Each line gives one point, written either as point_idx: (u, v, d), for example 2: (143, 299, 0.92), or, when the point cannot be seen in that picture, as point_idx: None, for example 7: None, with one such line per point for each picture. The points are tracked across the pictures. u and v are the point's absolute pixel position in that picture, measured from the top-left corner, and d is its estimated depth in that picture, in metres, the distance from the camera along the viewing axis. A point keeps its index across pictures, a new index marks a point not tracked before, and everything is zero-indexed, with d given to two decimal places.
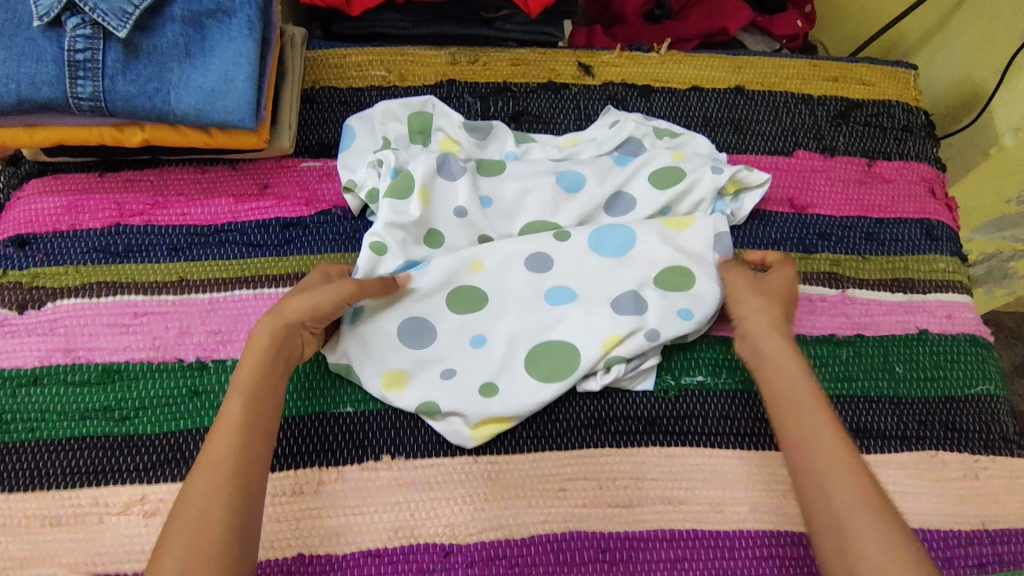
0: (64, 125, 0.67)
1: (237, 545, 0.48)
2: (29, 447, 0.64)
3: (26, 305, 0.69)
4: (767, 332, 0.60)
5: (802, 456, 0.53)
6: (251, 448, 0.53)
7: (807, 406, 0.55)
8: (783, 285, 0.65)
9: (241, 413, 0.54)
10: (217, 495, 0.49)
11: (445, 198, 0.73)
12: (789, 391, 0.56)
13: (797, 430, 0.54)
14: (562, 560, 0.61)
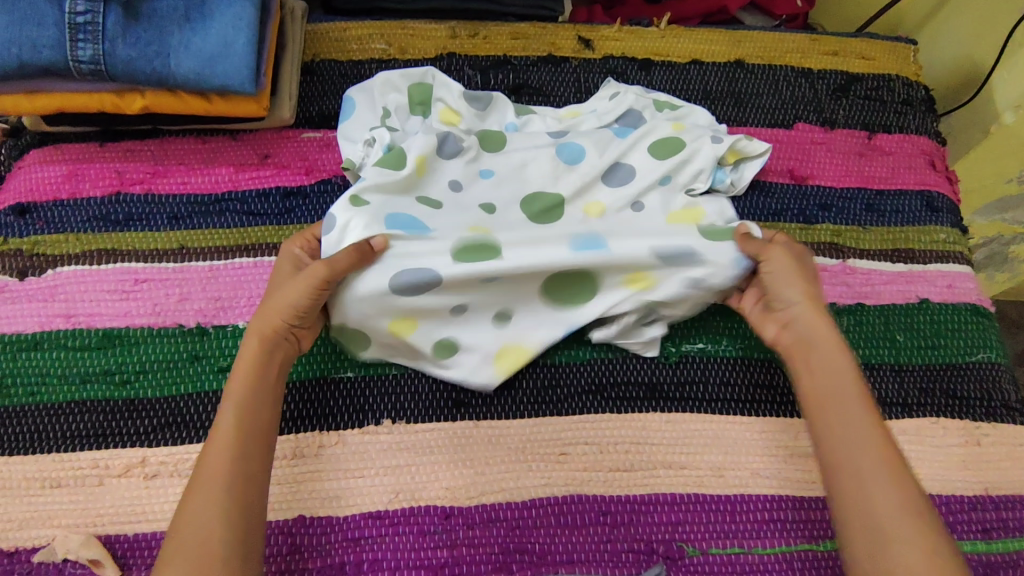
0: (64, 91, 0.68)
1: (238, 558, 0.50)
2: (30, 411, 0.64)
3: (26, 271, 0.69)
4: (817, 324, 0.60)
5: (846, 457, 0.54)
6: (245, 458, 0.54)
7: (851, 409, 0.56)
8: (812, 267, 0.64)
9: (235, 427, 0.55)
10: (215, 510, 0.51)
11: (443, 170, 0.71)
12: (835, 390, 0.57)
13: (835, 429, 0.56)
14: (562, 524, 0.61)
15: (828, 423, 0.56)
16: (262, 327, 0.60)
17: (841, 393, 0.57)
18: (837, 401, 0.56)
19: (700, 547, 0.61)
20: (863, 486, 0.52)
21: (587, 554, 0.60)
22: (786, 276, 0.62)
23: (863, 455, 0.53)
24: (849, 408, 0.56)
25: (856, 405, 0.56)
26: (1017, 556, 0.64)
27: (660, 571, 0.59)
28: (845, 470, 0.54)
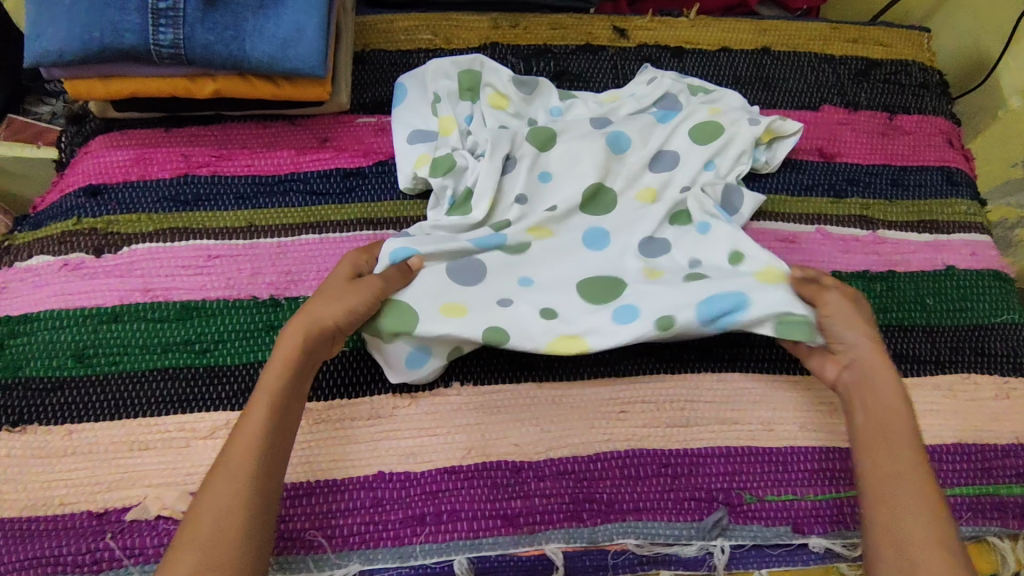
0: (139, 77, 0.71)
1: (251, 551, 0.51)
2: (113, 379, 0.66)
3: (102, 249, 0.72)
4: (874, 366, 0.62)
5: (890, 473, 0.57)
6: (269, 452, 0.56)
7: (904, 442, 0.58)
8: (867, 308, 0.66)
9: (259, 420, 0.56)
10: (234, 501, 0.52)
11: (506, 184, 0.76)
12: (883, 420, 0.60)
13: (877, 454, 0.59)
14: (628, 475, 0.65)
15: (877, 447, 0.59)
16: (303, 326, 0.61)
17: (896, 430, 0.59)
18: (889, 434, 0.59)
19: (756, 495, 0.65)
20: (904, 512, 0.55)
21: (653, 502, 0.64)
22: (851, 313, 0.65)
23: (909, 485, 0.56)
24: (903, 442, 0.58)
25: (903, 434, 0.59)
26: None
27: (723, 515, 0.63)
28: (885, 491, 0.57)
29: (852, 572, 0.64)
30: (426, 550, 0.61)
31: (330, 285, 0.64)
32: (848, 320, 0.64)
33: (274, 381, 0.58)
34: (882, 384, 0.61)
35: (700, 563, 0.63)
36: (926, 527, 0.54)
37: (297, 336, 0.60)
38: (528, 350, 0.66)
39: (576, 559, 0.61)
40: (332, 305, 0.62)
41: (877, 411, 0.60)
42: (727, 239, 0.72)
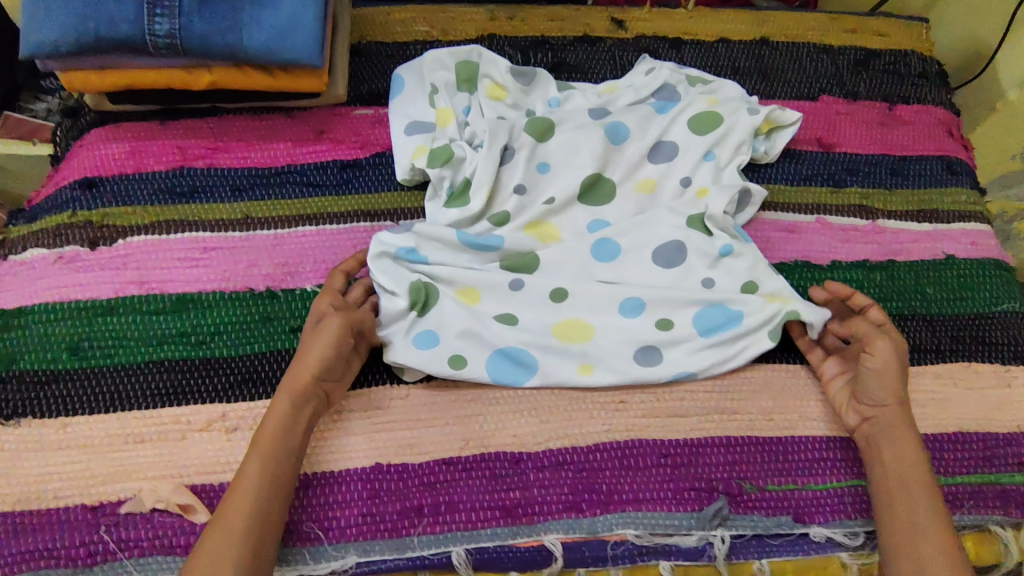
0: (135, 68, 0.71)
1: None
2: (109, 371, 0.66)
3: (98, 241, 0.72)
4: (898, 426, 0.61)
5: (912, 528, 0.57)
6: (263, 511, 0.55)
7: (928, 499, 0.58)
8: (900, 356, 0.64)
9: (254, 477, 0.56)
10: (225, 561, 0.52)
11: (504, 174, 0.76)
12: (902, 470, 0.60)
13: (898, 509, 0.59)
14: (627, 465, 0.64)
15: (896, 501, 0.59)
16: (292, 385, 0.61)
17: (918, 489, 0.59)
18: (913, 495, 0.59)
19: (756, 484, 0.64)
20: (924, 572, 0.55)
21: (653, 492, 0.63)
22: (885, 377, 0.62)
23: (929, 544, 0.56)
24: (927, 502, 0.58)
25: (921, 487, 0.59)
26: None
27: (723, 505, 0.62)
28: (904, 549, 0.57)
29: (854, 561, 0.63)
30: (424, 542, 0.60)
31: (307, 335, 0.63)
32: (883, 379, 0.62)
33: (267, 437, 0.58)
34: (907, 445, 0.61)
35: (700, 554, 0.62)
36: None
37: (285, 397, 0.60)
38: (530, 358, 0.67)
39: (575, 550, 0.61)
40: (308, 356, 0.61)
41: (897, 469, 0.60)
42: (743, 270, 0.72)
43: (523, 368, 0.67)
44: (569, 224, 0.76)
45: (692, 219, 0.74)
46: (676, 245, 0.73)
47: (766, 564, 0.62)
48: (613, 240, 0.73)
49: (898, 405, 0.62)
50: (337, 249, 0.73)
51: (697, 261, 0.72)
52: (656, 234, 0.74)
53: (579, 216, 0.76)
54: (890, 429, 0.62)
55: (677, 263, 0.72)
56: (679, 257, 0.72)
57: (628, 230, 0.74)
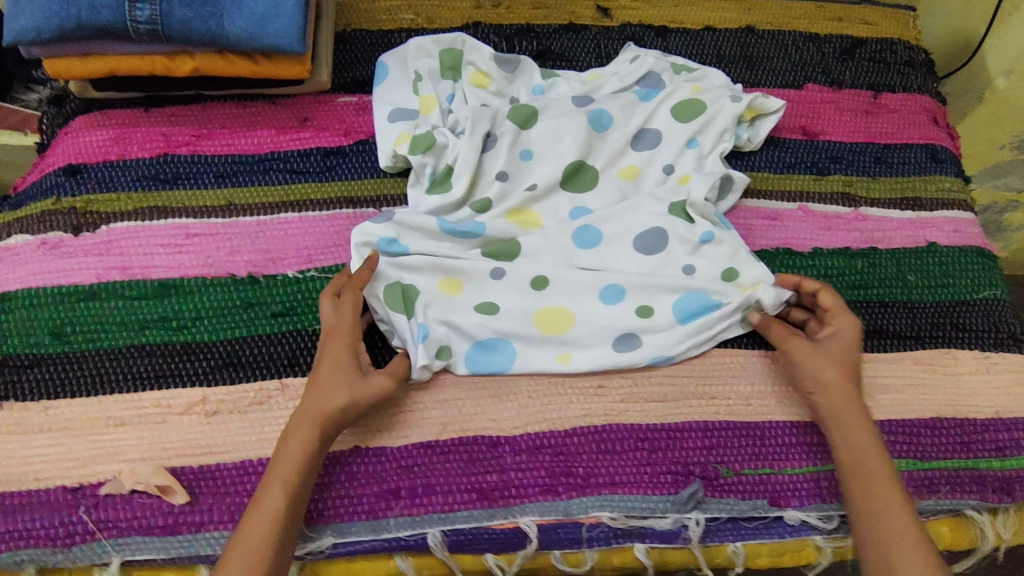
0: (117, 54, 0.71)
1: None
2: (91, 355, 0.66)
3: (81, 227, 0.72)
4: (857, 425, 0.62)
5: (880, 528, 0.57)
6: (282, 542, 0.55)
7: (881, 482, 0.59)
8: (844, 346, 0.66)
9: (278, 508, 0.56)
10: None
11: (487, 161, 0.76)
12: (866, 468, 0.60)
13: (868, 510, 0.58)
14: (604, 449, 0.65)
15: (863, 502, 0.59)
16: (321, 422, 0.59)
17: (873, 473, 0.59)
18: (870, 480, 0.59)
19: (733, 469, 0.65)
20: (891, 553, 0.56)
21: (629, 476, 0.63)
22: (823, 365, 0.64)
23: (890, 526, 0.57)
24: (882, 486, 0.59)
25: (886, 484, 0.59)
26: None
27: (698, 488, 0.63)
28: (880, 551, 0.56)
29: (828, 544, 0.64)
30: (401, 523, 0.61)
31: (337, 370, 0.61)
32: (814, 365, 0.64)
33: (290, 470, 0.57)
34: (852, 426, 0.62)
35: (675, 535, 0.63)
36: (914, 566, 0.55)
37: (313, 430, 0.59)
38: (510, 345, 0.67)
39: (551, 532, 0.62)
40: (343, 397, 0.60)
41: (859, 466, 0.60)
42: (723, 256, 0.72)
43: (502, 355, 0.67)
44: (551, 211, 0.76)
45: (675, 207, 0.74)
46: (657, 232, 0.73)
47: (741, 547, 0.63)
48: (596, 228, 0.73)
49: (835, 387, 0.63)
50: (318, 235, 0.73)
51: (677, 248, 0.73)
52: (638, 222, 0.74)
53: (562, 203, 0.76)
54: (834, 413, 0.63)
55: (658, 249, 0.72)
56: (660, 243, 0.73)
57: (610, 218, 0.74)
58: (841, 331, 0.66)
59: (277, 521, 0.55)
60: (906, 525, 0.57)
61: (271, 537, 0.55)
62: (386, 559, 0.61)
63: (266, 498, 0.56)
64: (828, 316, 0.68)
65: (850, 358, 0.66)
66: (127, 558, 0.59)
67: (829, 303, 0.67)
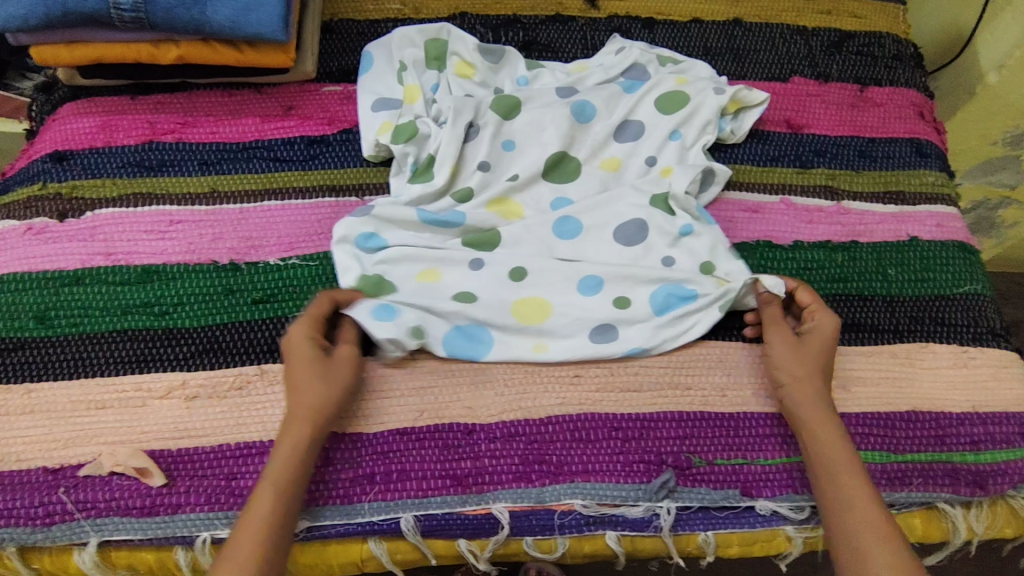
0: (102, 42, 0.72)
1: None
2: (73, 339, 0.67)
3: (66, 213, 0.73)
4: (821, 418, 0.62)
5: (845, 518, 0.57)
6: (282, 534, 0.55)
7: (845, 470, 0.59)
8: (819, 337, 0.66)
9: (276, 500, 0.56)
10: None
11: (469, 151, 0.76)
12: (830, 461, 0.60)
13: (832, 502, 0.58)
14: (578, 438, 0.65)
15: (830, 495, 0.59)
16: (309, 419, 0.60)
17: (836, 462, 0.60)
18: (832, 469, 0.60)
19: (706, 458, 0.65)
20: (854, 542, 0.55)
21: (603, 464, 0.64)
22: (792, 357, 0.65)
23: (853, 514, 0.57)
24: (843, 473, 0.59)
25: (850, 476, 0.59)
26: (1003, 465, 0.69)
27: (670, 477, 0.64)
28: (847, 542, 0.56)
29: (799, 534, 0.64)
30: (374, 508, 0.62)
31: (316, 367, 0.62)
32: (788, 358, 0.66)
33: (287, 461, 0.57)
34: (817, 420, 0.62)
35: (646, 524, 0.63)
36: (878, 551, 0.54)
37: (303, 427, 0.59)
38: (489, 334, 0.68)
39: (523, 518, 0.63)
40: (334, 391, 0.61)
41: (824, 457, 0.60)
42: (703, 249, 0.72)
43: (480, 344, 0.68)
44: (532, 201, 0.76)
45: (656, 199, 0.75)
46: (637, 224, 0.73)
47: (712, 535, 0.64)
48: (577, 220, 0.74)
49: (802, 381, 0.64)
50: (301, 223, 0.74)
51: (657, 240, 0.73)
52: (619, 214, 0.74)
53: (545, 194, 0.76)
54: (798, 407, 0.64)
55: (638, 241, 0.73)
56: (639, 236, 0.73)
57: (590, 210, 0.74)
58: (819, 325, 0.67)
59: (274, 520, 0.55)
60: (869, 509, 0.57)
61: (269, 535, 0.54)
62: (358, 542, 0.62)
63: (257, 503, 0.55)
64: (808, 312, 0.69)
65: (825, 348, 0.66)
66: (104, 538, 0.60)
67: (807, 299, 0.69)
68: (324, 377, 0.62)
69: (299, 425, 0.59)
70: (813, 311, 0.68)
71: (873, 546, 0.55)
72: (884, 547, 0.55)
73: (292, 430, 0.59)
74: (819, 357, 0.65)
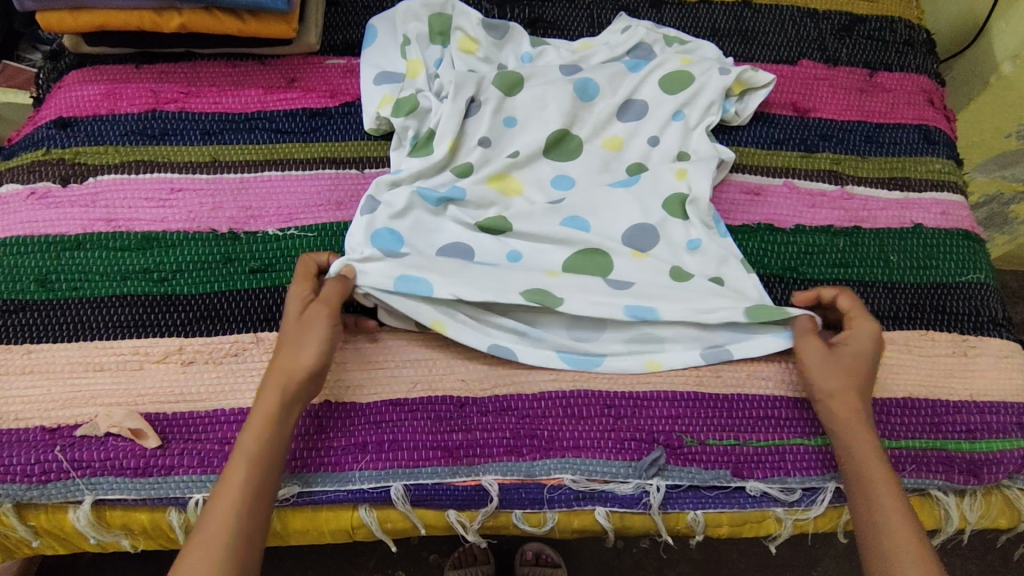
0: (106, 8, 0.72)
1: None
2: (74, 303, 0.68)
3: (69, 178, 0.73)
4: (858, 436, 0.61)
5: (877, 540, 0.56)
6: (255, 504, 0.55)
7: (880, 480, 0.58)
8: (863, 351, 0.64)
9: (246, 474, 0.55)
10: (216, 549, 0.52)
11: (469, 126, 0.76)
12: (863, 471, 0.59)
13: (867, 519, 0.58)
14: (570, 414, 0.65)
15: (867, 511, 0.58)
16: (280, 387, 0.59)
17: (871, 469, 0.59)
18: (866, 480, 0.59)
19: (698, 438, 0.65)
20: (890, 561, 0.55)
21: (594, 441, 0.64)
22: (827, 370, 0.63)
23: (886, 532, 0.56)
24: (880, 488, 0.58)
25: (883, 492, 0.58)
26: (998, 454, 0.68)
27: (660, 455, 0.64)
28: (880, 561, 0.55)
29: (789, 516, 0.65)
30: (365, 477, 0.62)
31: (292, 329, 0.61)
32: (823, 372, 0.63)
33: (260, 426, 0.57)
34: (853, 430, 0.61)
35: (636, 501, 0.63)
36: (910, 566, 0.54)
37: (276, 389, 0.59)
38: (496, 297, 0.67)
39: (512, 491, 0.63)
40: (298, 355, 0.60)
41: (858, 466, 0.60)
42: (709, 265, 0.70)
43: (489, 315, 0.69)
44: (533, 178, 0.75)
45: (670, 201, 0.72)
46: (647, 226, 0.71)
47: (701, 515, 0.64)
48: (581, 214, 0.72)
49: (838, 396, 0.62)
50: (300, 194, 0.74)
51: (665, 245, 0.71)
52: (622, 214, 0.72)
53: (550, 175, 0.76)
54: (836, 422, 0.62)
55: (648, 244, 0.71)
56: (646, 237, 0.71)
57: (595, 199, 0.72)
58: (855, 334, 0.65)
59: (249, 486, 0.55)
60: (897, 520, 0.56)
61: (243, 499, 0.54)
62: (350, 509, 0.63)
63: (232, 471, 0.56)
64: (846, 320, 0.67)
65: (868, 364, 0.63)
66: (98, 497, 0.61)
67: (846, 306, 0.67)
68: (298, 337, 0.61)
69: (273, 387, 0.59)
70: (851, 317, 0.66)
71: (904, 556, 0.55)
72: (916, 560, 0.54)
73: (266, 392, 0.59)
74: (856, 367, 0.63)
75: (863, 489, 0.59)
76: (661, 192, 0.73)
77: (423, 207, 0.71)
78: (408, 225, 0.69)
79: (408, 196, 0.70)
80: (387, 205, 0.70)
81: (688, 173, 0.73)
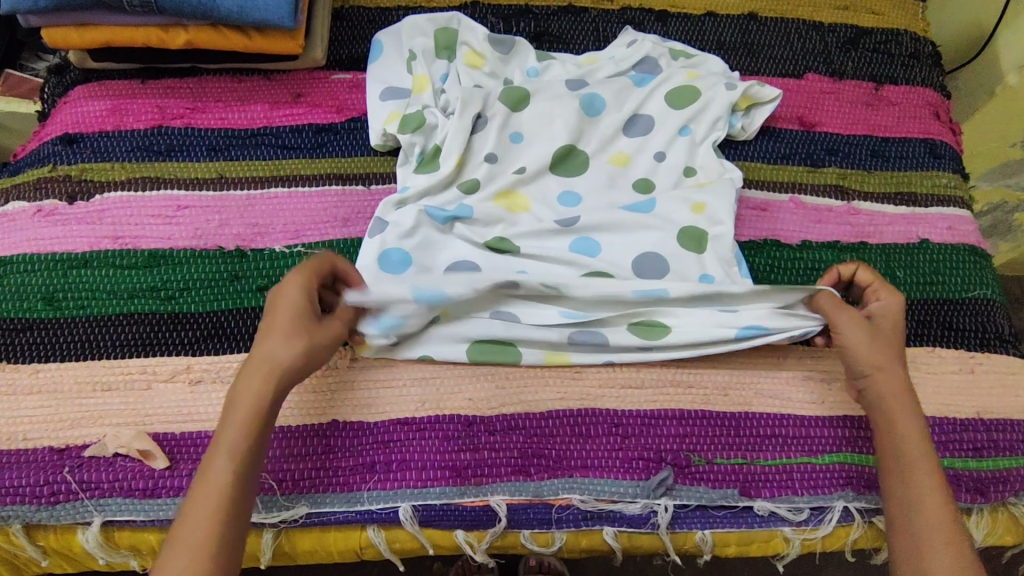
0: (113, 25, 0.72)
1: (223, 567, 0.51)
2: (82, 321, 0.68)
3: (76, 195, 0.73)
4: (905, 419, 0.60)
5: (909, 527, 0.56)
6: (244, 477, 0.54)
7: (920, 472, 0.58)
8: (893, 325, 0.64)
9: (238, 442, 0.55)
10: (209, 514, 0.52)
11: (475, 142, 0.76)
12: (905, 455, 0.59)
13: (899, 507, 0.57)
14: (578, 432, 0.65)
15: (904, 497, 0.58)
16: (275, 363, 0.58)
17: (913, 453, 0.59)
18: (908, 466, 0.58)
19: (706, 457, 0.65)
20: (923, 550, 0.55)
21: (602, 460, 0.64)
22: (866, 346, 0.62)
23: (922, 518, 0.56)
24: (919, 473, 0.58)
25: (922, 478, 0.58)
26: (1004, 473, 0.68)
27: (668, 475, 0.64)
28: (911, 554, 0.55)
29: (796, 536, 0.65)
30: (374, 497, 0.62)
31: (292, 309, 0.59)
32: (869, 348, 0.62)
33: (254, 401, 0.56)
34: (899, 412, 0.61)
35: (643, 520, 0.63)
36: (944, 558, 0.54)
37: (256, 387, 0.57)
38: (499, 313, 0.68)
39: (521, 511, 0.63)
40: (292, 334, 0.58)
41: (897, 450, 0.60)
42: None
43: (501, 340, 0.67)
44: (540, 195, 0.75)
45: (684, 232, 0.72)
46: (658, 256, 0.70)
47: (709, 534, 0.64)
48: (590, 236, 0.72)
49: (887, 372, 0.62)
50: (307, 210, 0.74)
51: (678, 277, 0.70)
52: (631, 237, 0.72)
53: (558, 192, 0.75)
54: (882, 399, 0.62)
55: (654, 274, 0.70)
56: (657, 263, 0.70)
57: (605, 220, 0.71)
58: (886, 305, 0.65)
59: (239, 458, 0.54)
60: (937, 511, 0.56)
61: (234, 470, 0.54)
62: (357, 530, 0.63)
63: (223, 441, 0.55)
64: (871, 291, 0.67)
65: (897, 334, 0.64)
66: (107, 519, 0.61)
67: (869, 278, 0.67)
68: (289, 327, 0.59)
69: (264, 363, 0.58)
70: (876, 289, 0.66)
71: (940, 554, 0.54)
72: (953, 556, 0.54)
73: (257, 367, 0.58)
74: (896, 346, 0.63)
75: (902, 478, 0.58)
76: (677, 224, 0.72)
77: (432, 225, 0.71)
78: (416, 244, 0.70)
79: (416, 215, 0.70)
80: (395, 225, 0.70)
81: (704, 207, 0.73)
